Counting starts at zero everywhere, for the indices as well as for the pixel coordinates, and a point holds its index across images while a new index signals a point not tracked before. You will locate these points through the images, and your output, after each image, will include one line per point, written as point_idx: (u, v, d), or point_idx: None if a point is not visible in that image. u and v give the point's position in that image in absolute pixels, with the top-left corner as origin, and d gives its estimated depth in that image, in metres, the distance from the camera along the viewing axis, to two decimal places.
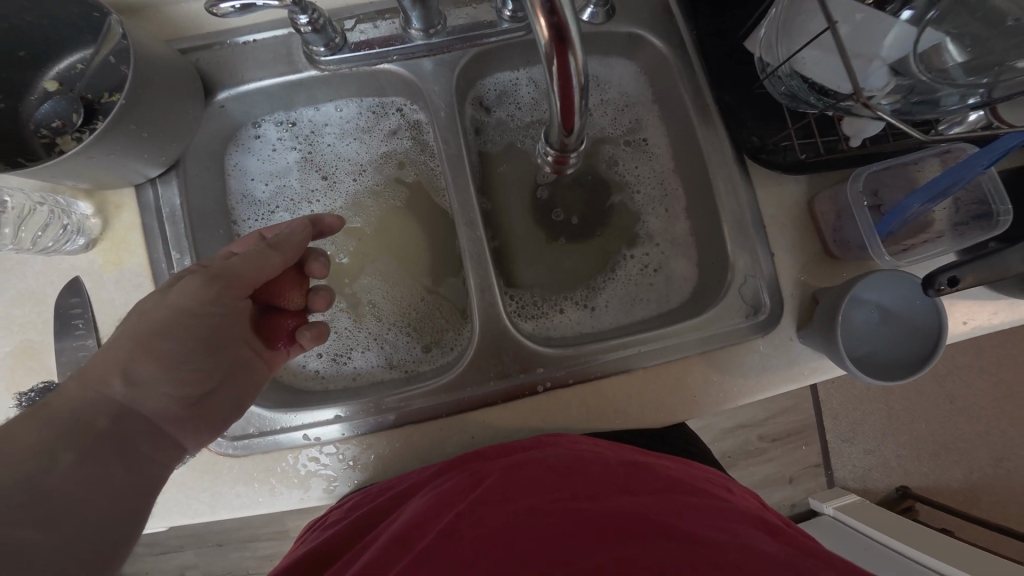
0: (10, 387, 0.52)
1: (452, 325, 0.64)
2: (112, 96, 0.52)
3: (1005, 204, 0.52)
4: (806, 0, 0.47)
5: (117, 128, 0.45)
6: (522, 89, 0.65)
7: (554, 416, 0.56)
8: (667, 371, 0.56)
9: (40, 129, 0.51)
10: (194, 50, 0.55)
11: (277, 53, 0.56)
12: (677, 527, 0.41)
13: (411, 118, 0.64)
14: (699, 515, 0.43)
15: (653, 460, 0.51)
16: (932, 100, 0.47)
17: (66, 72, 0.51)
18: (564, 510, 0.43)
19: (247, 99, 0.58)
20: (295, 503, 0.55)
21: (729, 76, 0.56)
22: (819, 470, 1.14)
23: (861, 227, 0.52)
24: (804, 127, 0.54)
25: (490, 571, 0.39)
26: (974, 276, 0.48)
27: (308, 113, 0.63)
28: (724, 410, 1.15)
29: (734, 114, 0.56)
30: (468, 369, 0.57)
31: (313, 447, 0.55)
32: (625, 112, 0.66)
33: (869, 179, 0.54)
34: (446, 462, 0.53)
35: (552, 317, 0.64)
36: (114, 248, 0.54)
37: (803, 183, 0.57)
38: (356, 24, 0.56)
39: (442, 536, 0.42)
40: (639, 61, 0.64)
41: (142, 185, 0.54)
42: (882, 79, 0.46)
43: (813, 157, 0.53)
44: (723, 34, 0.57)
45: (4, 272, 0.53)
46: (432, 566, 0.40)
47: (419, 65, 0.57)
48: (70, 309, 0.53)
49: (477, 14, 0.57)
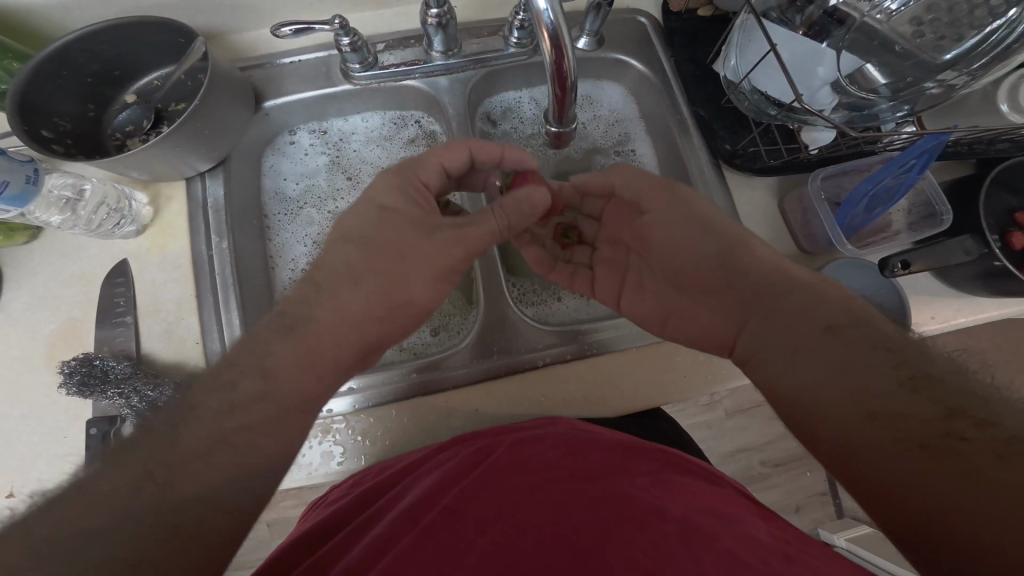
0: (49, 361, 0.56)
1: (459, 310, 0.70)
2: (178, 105, 0.63)
3: (945, 205, 0.60)
4: (755, 31, 0.57)
5: (187, 124, 0.54)
6: (524, 107, 0.74)
7: (550, 392, 0.60)
8: (656, 351, 0.61)
9: (115, 133, 0.62)
10: (249, 68, 0.65)
11: (318, 72, 0.66)
12: (676, 504, 0.43)
13: (428, 128, 0.72)
14: (695, 494, 0.45)
15: (645, 440, 0.54)
16: (872, 113, 0.58)
17: (145, 87, 0.63)
18: (568, 486, 0.45)
19: (288, 108, 0.66)
20: (302, 479, 0.56)
21: (702, 94, 0.66)
22: (825, 499, 1.20)
23: (823, 220, 0.59)
24: (768, 136, 0.63)
25: (498, 541, 0.39)
26: (925, 261, 0.54)
27: (338, 124, 0.72)
28: (723, 435, 1.19)
29: (707, 125, 0.65)
30: (474, 347, 0.62)
31: (325, 419, 0.59)
32: (615, 126, 0.74)
33: (829, 182, 0.62)
34: (447, 442, 0.55)
35: (551, 304, 0.70)
36: (160, 234, 0.60)
37: (773, 187, 0.65)
38: (386, 47, 0.66)
39: (446, 512, 0.43)
40: (627, 83, 0.73)
41: (193, 179, 0.61)
42: (827, 96, 0.56)
43: (781, 161, 0.62)
44: (697, 61, 0.67)
45: (64, 255, 0.59)
46: (440, 537, 0.41)
47: (437, 82, 0.66)
48: (114, 288, 0.58)
49: (487, 42, 0.67)
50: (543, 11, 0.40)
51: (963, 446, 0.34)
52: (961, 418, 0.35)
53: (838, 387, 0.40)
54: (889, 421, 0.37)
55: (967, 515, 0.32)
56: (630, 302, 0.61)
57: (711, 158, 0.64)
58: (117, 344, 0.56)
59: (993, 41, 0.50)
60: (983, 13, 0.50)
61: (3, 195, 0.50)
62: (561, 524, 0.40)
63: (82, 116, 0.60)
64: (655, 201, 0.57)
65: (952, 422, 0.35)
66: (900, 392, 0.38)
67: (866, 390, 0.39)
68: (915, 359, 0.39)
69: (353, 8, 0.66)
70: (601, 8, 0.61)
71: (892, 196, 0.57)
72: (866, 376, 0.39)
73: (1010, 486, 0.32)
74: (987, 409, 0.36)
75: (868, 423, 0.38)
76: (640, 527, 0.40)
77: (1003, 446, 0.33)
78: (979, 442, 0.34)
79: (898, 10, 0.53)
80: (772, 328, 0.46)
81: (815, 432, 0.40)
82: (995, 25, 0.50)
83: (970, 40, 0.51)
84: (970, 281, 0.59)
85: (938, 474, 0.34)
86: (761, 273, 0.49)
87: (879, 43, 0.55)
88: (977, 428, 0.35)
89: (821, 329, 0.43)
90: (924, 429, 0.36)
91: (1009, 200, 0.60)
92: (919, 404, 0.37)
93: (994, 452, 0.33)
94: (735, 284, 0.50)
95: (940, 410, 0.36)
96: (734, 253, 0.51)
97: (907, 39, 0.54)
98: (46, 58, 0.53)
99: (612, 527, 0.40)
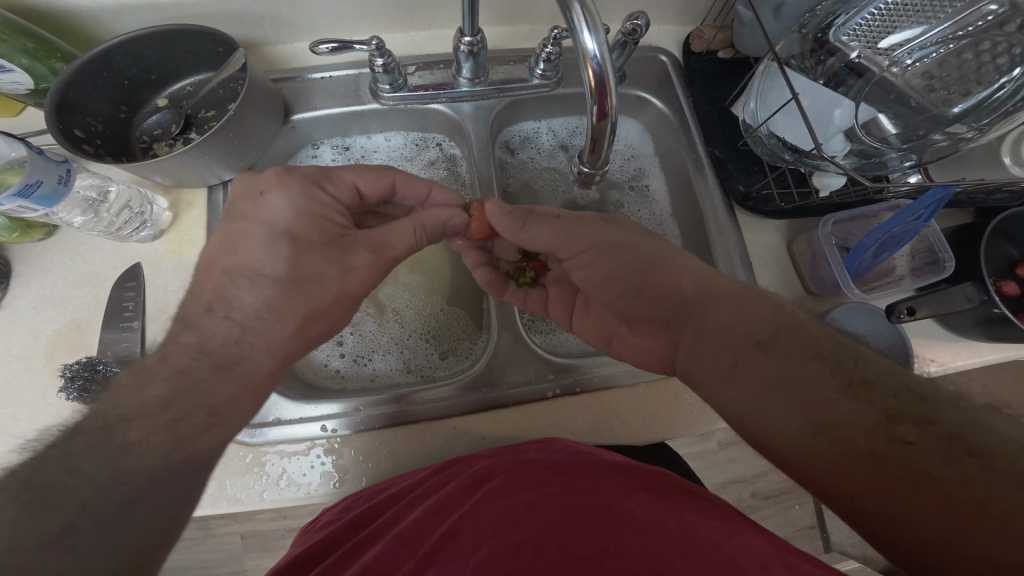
0: (50, 364, 0.54)
1: (468, 334, 0.70)
2: (207, 112, 0.64)
3: (947, 252, 0.62)
4: (773, 78, 0.60)
5: (218, 137, 0.55)
6: (542, 137, 0.76)
7: (560, 423, 0.60)
8: (668, 386, 0.62)
9: (143, 135, 0.63)
10: (281, 80, 0.66)
11: (348, 88, 0.67)
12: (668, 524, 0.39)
13: (448, 152, 0.74)
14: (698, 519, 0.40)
15: (642, 461, 0.51)
16: (880, 161, 0.61)
17: (176, 93, 0.64)
18: (561, 504, 0.43)
19: (316, 122, 0.68)
20: (299, 498, 0.55)
21: (718, 137, 0.68)
22: (813, 532, 1.18)
23: (832, 266, 0.61)
24: (780, 180, 0.66)
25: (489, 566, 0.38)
26: (930, 307, 0.56)
27: (361, 141, 0.73)
28: (715, 467, 1.18)
29: (723, 166, 0.67)
30: (482, 371, 0.62)
31: (327, 439, 0.57)
32: (630, 161, 0.77)
33: (838, 227, 0.64)
34: (438, 466, 0.53)
35: (559, 334, 0.71)
36: (178, 240, 0.60)
37: (782, 230, 0.67)
38: (416, 70, 0.67)
39: (443, 538, 0.42)
40: (644, 120, 0.76)
41: (215, 187, 0.62)
42: (840, 143, 0.59)
43: (792, 205, 0.64)
44: (715, 103, 0.70)
45: (76, 255, 0.59)
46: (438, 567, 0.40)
47: (461, 108, 0.68)
48: (124, 293, 0.57)
49: (514, 72, 0.69)
50: (591, 52, 0.42)
51: (910, 449, 0.34)
52: (904, 421, 0.35)
53: (812, 430, 0.37)
54: (840, 441, 0.36)
55: (907, 522, 0.32)
56: (578, 323, 0.62)
57: (725, 199, 0.67)
58: (122, 351, 0.54)
59: (1000, 97, 0.53)
60: (990, 71, 0.52)
61: (35, 194, 0.49)
62: (554, 542, 0.38)
63: (114, 117, 0.60)
64: (567, 242, 0.55)
65: (896, 425, 0.35)
66: (841, 398, 0.37)
67: (822, 415, 0.37)
68: (849, 364, 0.39)
69: (387, 29, 0.68)
70: (627, 46, 0.62)
71: (898, 242, 0.58)
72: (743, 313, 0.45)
73: (949, 486, 0.32)
74: (925, 405, 0.36)
75: (816, 437, 0.37)
76: (639, 537, 0.38)
77: (946, 444, 0.34)
78: (925, 444, 0.34)
79: (913, 65, 0.55)
80: (670, 263, 0.51)
81: (798, 469, 0.37)
82: (1003, 82, 0.52)
83: (979, 95, 0.54)
84: (968, 326, 0.61)
85: (883, 490, 0.33)
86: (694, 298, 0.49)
87: (895, 97, 0.57)
88: (919, 428, 0.35)
89: (752, 343, 0.43)
90: (865, 439, 0.35)
91: (1009, 250, 0.63)
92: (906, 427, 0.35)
93: (939, 452, 0.33)
94: (663, 286, 0.51)
95: (883, 415, 0.36)
96: (653, 262, 0.52)
97: (921, 94, 0.56)
98: (92, 59, 0.54)
99: (606, 539, 0.38)
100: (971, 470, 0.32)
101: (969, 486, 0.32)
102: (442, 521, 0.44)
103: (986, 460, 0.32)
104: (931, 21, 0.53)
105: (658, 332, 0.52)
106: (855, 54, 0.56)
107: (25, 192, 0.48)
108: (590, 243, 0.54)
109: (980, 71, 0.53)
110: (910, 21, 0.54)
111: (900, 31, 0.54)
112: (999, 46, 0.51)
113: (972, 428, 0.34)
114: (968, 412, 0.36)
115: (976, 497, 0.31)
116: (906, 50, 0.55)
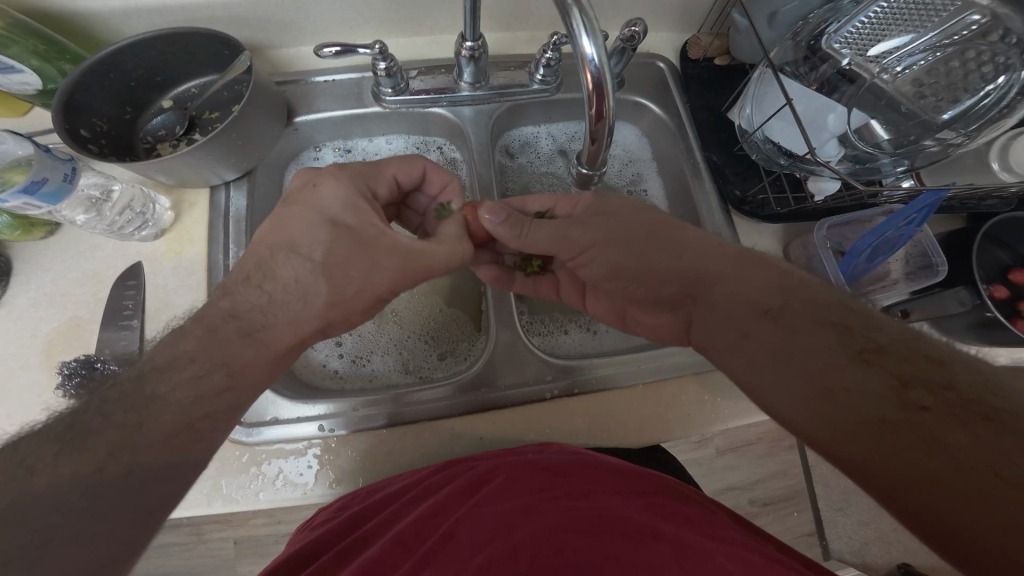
0: (47, 364, 0.54)
1: (467, 336, 0.70)
2: (211, 114, 0.64)
3: (941, 256, 0.61)
4: (767, 84, 0.61)
5: (221, 137, 0.56)
6: (541, 141, 0.77)
7: (558, 424, 0.60)
8: (665, 389, 0.62)
9: (148, 136, 0.63)
10: (284, 83, 0.67)
11: (350, 91, 0.68)
12: (666, 531, 0.39)
13: (449, 155, 0.75)
14: (692, 522, 0.41)
15: (639, 465, 0.51)
16: (874, 166, 0.61)
17: (181, 94, 0.65)
18: (558, 508, 0.42)
19: (318, 125, 0.68)
20: (296, 498, 0.55)
21: (714, 141, 0.69)
22: (812, 539, 1.17)
23: (828, 269, 0.62)
24: (776, 184, 0.66)
25: (488, 567, 0.38)
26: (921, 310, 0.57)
27: (363, 144, 0.73)
28: (713, 473, 1.18)
29: (720, 171, 0.68)
30: (480, 372, 0.62)
31: (325, 439, 0.57)
32: (629, 166, 0.78)
33: (833, 230, 0.65)
34: (438, 467, 0.53)
35: (559, 337, 0.71)
36: (178, 239, 0.61)
37: (778, 234, 0.68)
38: (417, 74, 0.68)
39: (441, 539, 0.42)
40: (642, 125, 0.77)
41: (217, 187, 0.63)
42: (834, 148, 0.60)
43: (787, 209, 0.65)
44: (712, 108, 0.71)
45: (77, 254, 0.59)
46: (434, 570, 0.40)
47: (461, 112, 0.69)
48: (124, 291, 0.57)
49: (514, 77, 0.70)
50: (589, 56, 0.43)
51: (921, 415, 0.34)
52: (915, 387, 0.35)
53: (824, 399, 0.37)
54: (852, 405, 0.36)
55: (920, 491, 0.32)
56: None
57: (721, 203, 0.68)
58: (121, 349, 0.54)
59: (987, 104, 0.54)
60: (976, 78, 0.54)
61: (39, 191, 0.50)
62: (552, 547, 0.38)
63: (119, 118, 0.61)
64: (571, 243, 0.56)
65: (909, 391, 0.35)
66: (852, 364, 0.38)
67: (830, 385, 0.37)
68: (862, 328, 0.40)
69: (390, 34, 0.69)
70: (625, 53, 0.63)
71: (893, 247, 0.58)
72: (755, 290, 0.45)
73: (959, 448, 0.32)
74: (936, 372, 0.36)
75: (826, 403, 0.37)
76: (633, 544, 0.38)
77: (959, 411, 0.33)
78: (937, 410, 0.34)
79: (903, 71, 0.56)
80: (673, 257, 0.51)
81: (817, 440, 0.37)
82: (988, 90, 0.53)
83: (966, 102, 0.55)
84: (962, 329, 0.61)
85: (894, 453, 0.33)
86: (691, 299, 0.50)
87: (886, 102, 0.59)
88: (931, 394, 0.35)
89: (760, 312, 0.44)
90: (875, 405, 0.35)
91: (1000, 255, 0.64)
92: (919, 393, 0.35)
93: (949, 420, 0.33)
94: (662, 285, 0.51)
95: (892, 382, 0.36)
96: (647, 261, 0.52)
97: (911, 100, 0.57)
98: (99, 60, 0.54)
99: (601, 547, 0.38)
100: (981, 435, 0.32)
101: (982, 452, 0.31)
102: (440, 524, 0.44)
103: (1001, 424, 0.32)
104: (919, 30, 0.54)
105: (673, 311, 0.54)
106: (847, 61, 0.58)
107: (30, 189, 0.49)
108: (586, 245, 0.55)
109: (969, 77, 0.54)
110: (898, 29, 0.55)
111: (887, 40, 0.56)
112: (983, 55, 0.52)
113: (984, 396, 0.34)
114: (983, 377, 0.35)
115: (983, 463, 0.31)
116: (895, 57, 0.56)
